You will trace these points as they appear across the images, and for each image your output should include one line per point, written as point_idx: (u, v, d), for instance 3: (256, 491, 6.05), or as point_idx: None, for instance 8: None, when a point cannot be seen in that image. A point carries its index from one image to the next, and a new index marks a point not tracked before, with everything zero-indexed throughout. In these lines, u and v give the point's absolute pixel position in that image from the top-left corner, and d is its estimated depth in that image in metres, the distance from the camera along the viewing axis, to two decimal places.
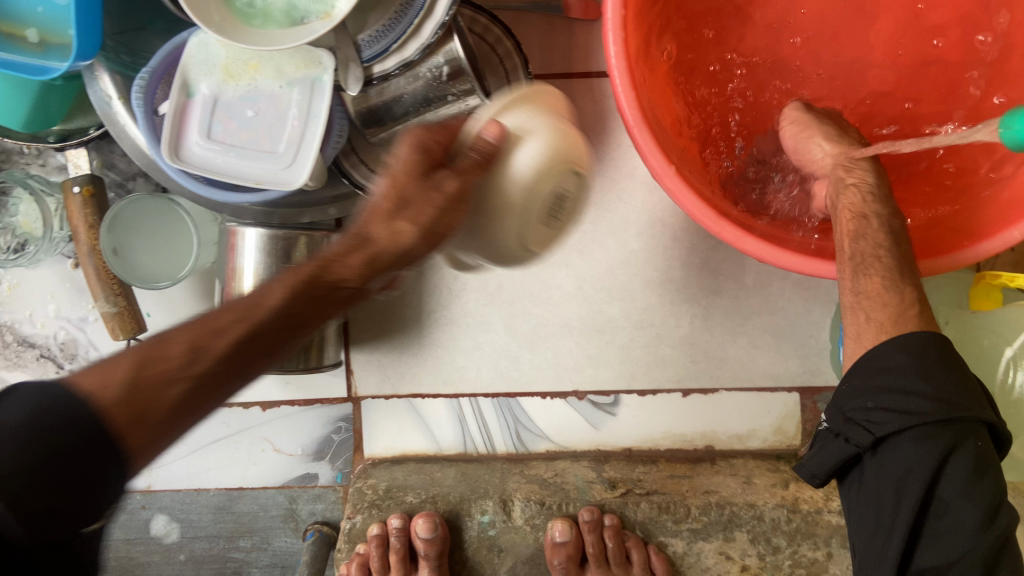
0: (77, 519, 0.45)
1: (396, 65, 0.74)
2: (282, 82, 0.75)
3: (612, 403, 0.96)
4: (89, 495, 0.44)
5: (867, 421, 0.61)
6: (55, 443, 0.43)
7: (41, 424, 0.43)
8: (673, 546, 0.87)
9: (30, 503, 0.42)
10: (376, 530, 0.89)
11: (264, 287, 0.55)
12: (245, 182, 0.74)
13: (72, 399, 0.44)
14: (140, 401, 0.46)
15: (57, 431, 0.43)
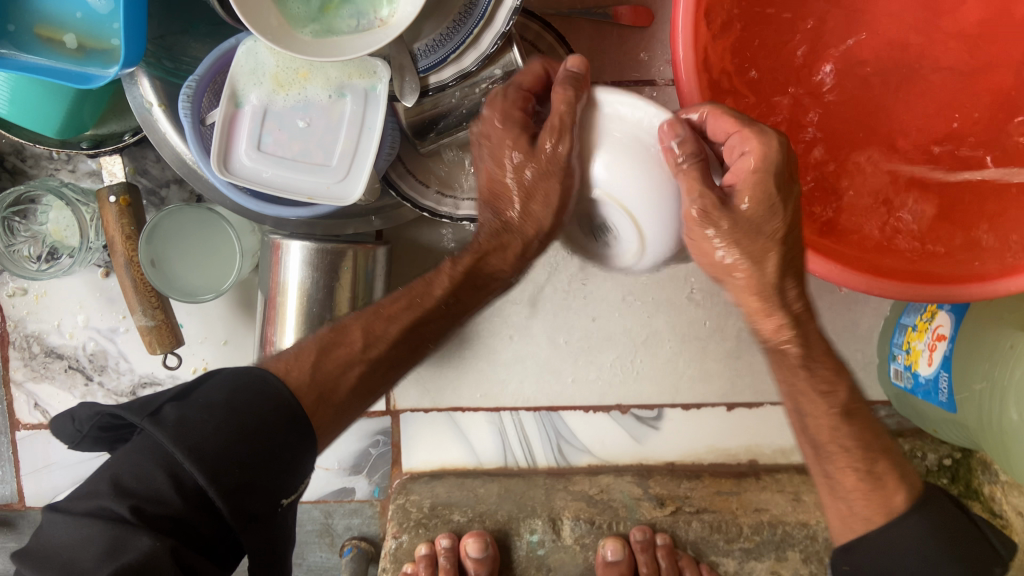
0: (265, 490, 0.57)
1: (453, 75, 0.72)
2: (334, 92, 0.72)
3: (655, 416, 0.94)
4: (275, 462, 0.58)
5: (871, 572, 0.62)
6: (252, 418, 0.57)
7: (237, 404, 0.58)
8: (724, 565, 0.87)
9: (224, 473, 0.55)
10: (424, 550, 0.87)
11: (430, 277, 0.72)
12: (297, 197, 0.72)
13: (270, 383, 0.60)
14: (325, 381, 0.64)
15: (250, 408, 0.58)
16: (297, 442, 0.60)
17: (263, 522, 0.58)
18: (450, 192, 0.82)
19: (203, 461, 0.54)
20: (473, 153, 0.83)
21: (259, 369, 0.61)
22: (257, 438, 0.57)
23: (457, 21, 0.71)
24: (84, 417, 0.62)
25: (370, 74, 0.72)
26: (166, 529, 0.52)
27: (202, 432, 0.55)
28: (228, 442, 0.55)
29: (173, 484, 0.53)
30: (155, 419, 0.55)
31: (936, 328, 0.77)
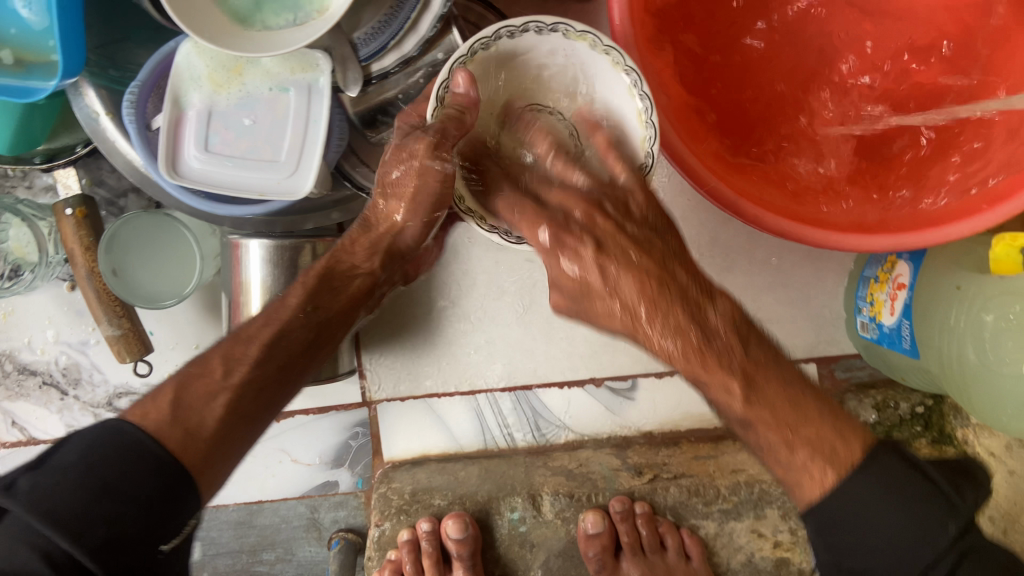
0: (138, 542, 0.56)
1: (395, 62, 0.73)
2: (274, 85, 0.72)
3: (630, 387, 0.95)
4: (155, 514, 0.57)
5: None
6: (120, 472, 0.56)
7: (92, 459, 0.56)
8: (704, 528, 0.87)
9: (93, 535, 0.54)
10: (406, 536, 0.89)
11: (285, 294, 0.70)
12: (249, 195, 0.72)
13: (145, 440, 0.58)
14: (186, 422, 0.60)
15: (107, 462, 0.56)
16: (171, 489, 0.58)
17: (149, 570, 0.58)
18: None
19: (64, 530, 0.53)
20: None
21: (116, 419, 0.59)
22: (119, 494, 0.55)
23: (394, 8, 0.71)
24: None
25: (311, 66, 0.72)
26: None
27: (57, 497, 0.53)
28: (87, 505, 0.54)
29: (40, 558, 0.53)
30: (7, 491, 0.53)
31: (897, 278, 0.78)
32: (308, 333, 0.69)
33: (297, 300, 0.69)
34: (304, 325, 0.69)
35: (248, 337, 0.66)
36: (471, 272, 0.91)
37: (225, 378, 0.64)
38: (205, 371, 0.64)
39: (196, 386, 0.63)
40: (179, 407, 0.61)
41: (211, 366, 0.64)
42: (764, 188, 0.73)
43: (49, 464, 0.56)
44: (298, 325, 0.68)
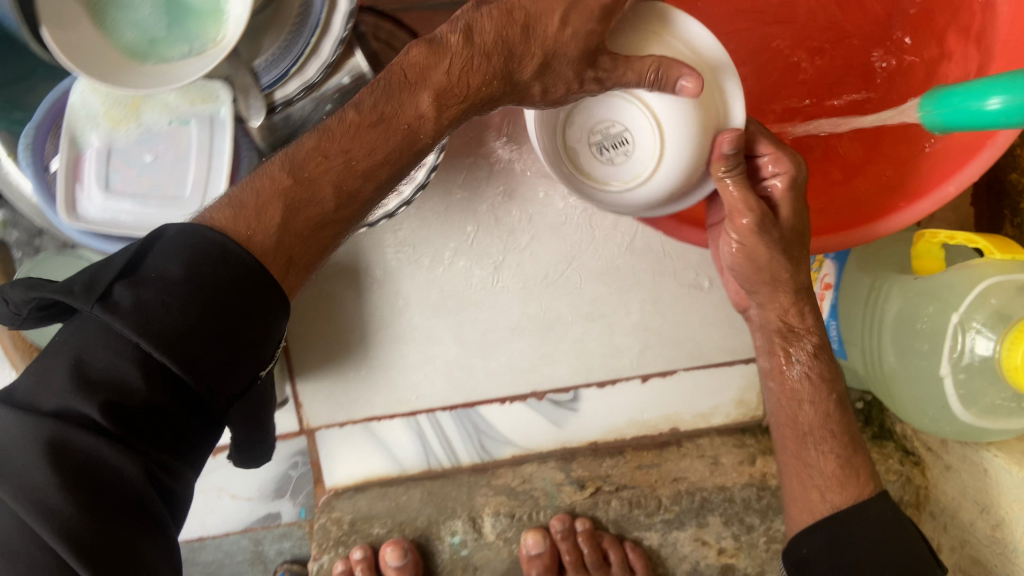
0: (234, 371, 0.47)
1: (298, 88, 0.70)
2: (174, 118, 0.70)
3: (572, 399, 0.94)
4: (224, 336, 0.46)
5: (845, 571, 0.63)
6: (211, 294, 0.46)
7: (201, 276, 0.46)
8: (647, 539, 0.87)
9: (151, 385, 0.44)
10: (341, 567, 0.88)
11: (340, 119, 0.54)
12: (154, 234, 0.70)
13: (227, 241, 0.47)
14: (262, 224, 0.50)
15: (215, 280, 0.46)
16: (259, 307, 0.48)
17: (195, 436, 0.47)
18: None
19: (173, 348, 0.43)
20: None
21: (209, 229, 0.48)
22: (227, 321, 0.46)
23: (292, 34, 0.70)
24: (18, 300, 0.48)
25: (211, 96, 0.70)
26: (69, 530, 0.40)
27: (166, 313, 0.44)
28: (197, 327, 0.44)
29: (135, 366, 0.43)
30: (106, 304, 0.44)
31: (823, 278, 0.75)
32: (392, 146, 0.54)
33: (360, 121, 0.53)
34: (398, 126, 0.54)
35: (319, 165, 0.52)
36: (403, 293, 0.88)
37: (304, 174, 0.52)
38: (298, 192, 0.52)
39: (278, 215, 0.51)
40: (263, 209, 0.50)
41: (281, 181, 0.52)
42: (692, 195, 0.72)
43: (175, 243, 0.46)
44: (392, 127, 0.53)
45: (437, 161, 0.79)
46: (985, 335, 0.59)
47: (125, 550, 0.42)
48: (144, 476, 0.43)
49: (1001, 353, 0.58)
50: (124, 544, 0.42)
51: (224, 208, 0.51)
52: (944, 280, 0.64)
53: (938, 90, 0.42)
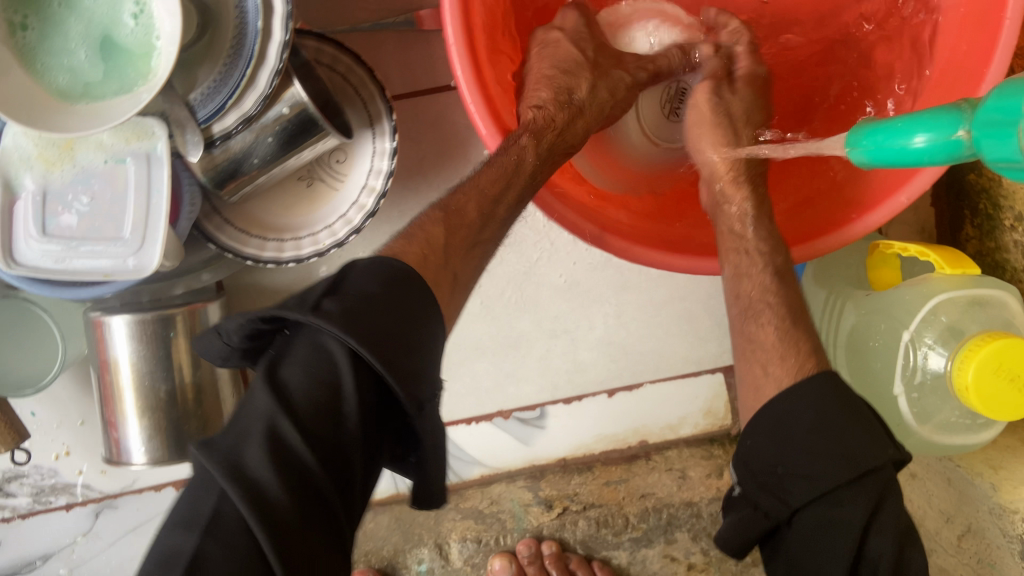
0: (412, 379, 0.50)
1: (237, 121, 0.69)
2: (110, 157, 0.69)
3: (539, 417, 0.92)
4: (414, 352, 0.50)
5: (787, 488, 0.56)
6: (375, 326, 0.49)
7: (381, 293, 0.51)
8: (616, 556, 0.97)
9: (364, 391, 0.49)
10: None
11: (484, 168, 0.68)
12: (93, 277, 0.69)
13: (414, 276, 0.54)
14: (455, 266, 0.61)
15: (385, 300, 0.51)
16: (424, 323, 0.53)
17: (369, 456, 0.51)
18: (272, 234, 0.79)
19: (381, 354, 0.48)
20: (294, 189, 0.80)
21: (399, 261, 0.55)
22: (397, 338, 0.49)
23: (226, 66, 0.68)
24: (231, 327, 0.51)
25: (147, 134, 0.69)
26: (269, 523, 0.43)
27: (370, 319, 0.49)
28: (379, 335, 0.48)
29: (327, 379, 0.48)
30: (316, 313, 0.48)
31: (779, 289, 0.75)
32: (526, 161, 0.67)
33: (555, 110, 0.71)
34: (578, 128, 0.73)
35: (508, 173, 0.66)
36: None
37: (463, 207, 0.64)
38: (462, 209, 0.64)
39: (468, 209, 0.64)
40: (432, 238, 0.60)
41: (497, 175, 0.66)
42: (631, 217, 0.73)
43: (364, 273, 0.53)
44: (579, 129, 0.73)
45: (383, 190, 0.78)
46: (937, 351, 0.59)
47: (303, 552, 0.44)
48: (328, 481, 0.47)
49: (950, 370, 0.58)
50: (310, 546, 0.45)
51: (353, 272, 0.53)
52: (896, 296, 0.64)
53: (868, 125, 0.42)
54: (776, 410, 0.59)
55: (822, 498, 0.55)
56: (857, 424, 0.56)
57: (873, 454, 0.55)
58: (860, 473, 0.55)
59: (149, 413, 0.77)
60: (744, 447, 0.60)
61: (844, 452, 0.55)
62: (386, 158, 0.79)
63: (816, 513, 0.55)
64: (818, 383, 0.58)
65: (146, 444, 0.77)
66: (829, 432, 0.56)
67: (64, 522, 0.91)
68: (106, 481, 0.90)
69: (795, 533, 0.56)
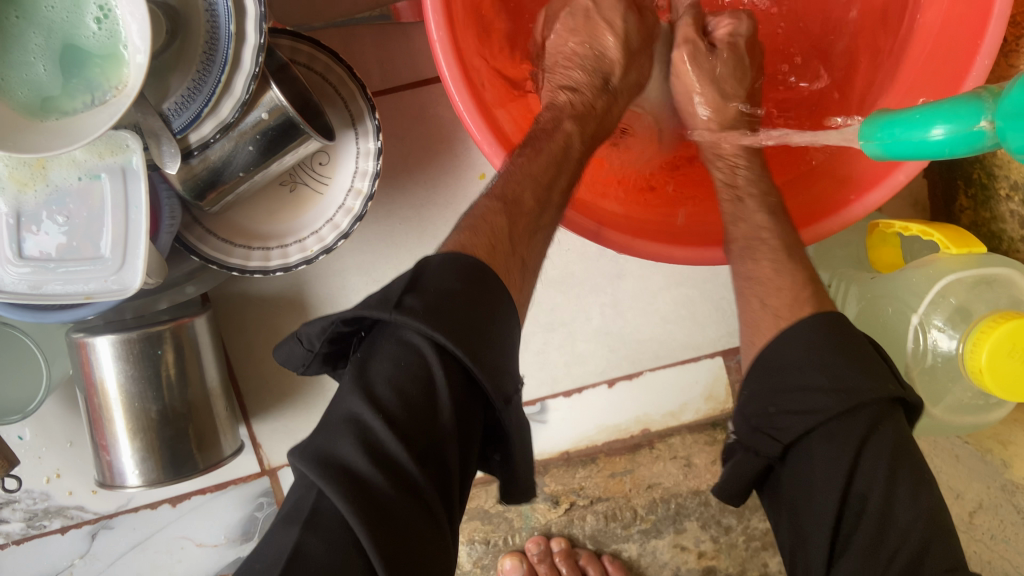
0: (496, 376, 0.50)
1: (215, 129, 0.67)
2: (84, 174, 0.67)
3: (540, 411, 0.91)
4: (494, 346, 0.50)
5: (777, 428, 0.57)
6: (459, 318, 0.49)
7: (466, 286, 0.51)
8: (625, 550, 0.95)
9: (453, 385, 0.49)
10: None
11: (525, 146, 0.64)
12: (74, 299, 0.67)
13: (487, 268, 0.53)
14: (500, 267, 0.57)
15: (474, 294, 0.50)
16: (505, 318, 0.52)
17: (466, 449, 0.51)
18: (257, 243, 0.77)
19: (465, 345, 0.48)
20: (278, 195, 0.78)
21: (471, 250, 0.54)
22: (479, 336, 0.49)
23: (199, 73, 0.65)
24: (313, 333, 0.53)
25: (121, 147, 0.66)
26: (374, 520, 0.45)
27: (455, 315, 0.49)
28: (465, 331, 0.49)
29: (416, 378, 0.48)
30: (403, 311, 0.48)
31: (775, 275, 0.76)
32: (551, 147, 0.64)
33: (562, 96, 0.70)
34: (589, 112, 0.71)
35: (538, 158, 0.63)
36: None
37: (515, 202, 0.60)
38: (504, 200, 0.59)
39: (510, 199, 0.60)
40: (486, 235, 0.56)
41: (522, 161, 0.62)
42: (622, 206, 0.72)
43: (443, 264, 0.52)
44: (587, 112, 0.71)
45: (371, 192, 0.76)
46: (947, 335, 0.59)
47: (408, 546, 0.46)
48: (427, 478, 0.48)
49: (962, 353, 0.57)
50: (415, 539, 0.46)
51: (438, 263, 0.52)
52: (902, 280, 0.63)
53: (880, 113, 0.41)
54: (769, 353, 0.60)
55: (813, 432, 0.55)
56: (842, 360, 0.56)
57: (867, 387, 0.54)
58: (852, 404, 0.54)
59: (140, 435, 0.75)
60: (743, 398, 0.61)
61: (828, 390, 0.55)
62: (371, 159, 0.76)
63: (805, 449, 0.56)
64: (810, 319, 0.58)
65: (140, 465, 0.75)
66: (818, 367, 0.56)
67: (59, 546, 0.89)
68: (100, 502, 0.88)
69: (789, 467, 0.57)
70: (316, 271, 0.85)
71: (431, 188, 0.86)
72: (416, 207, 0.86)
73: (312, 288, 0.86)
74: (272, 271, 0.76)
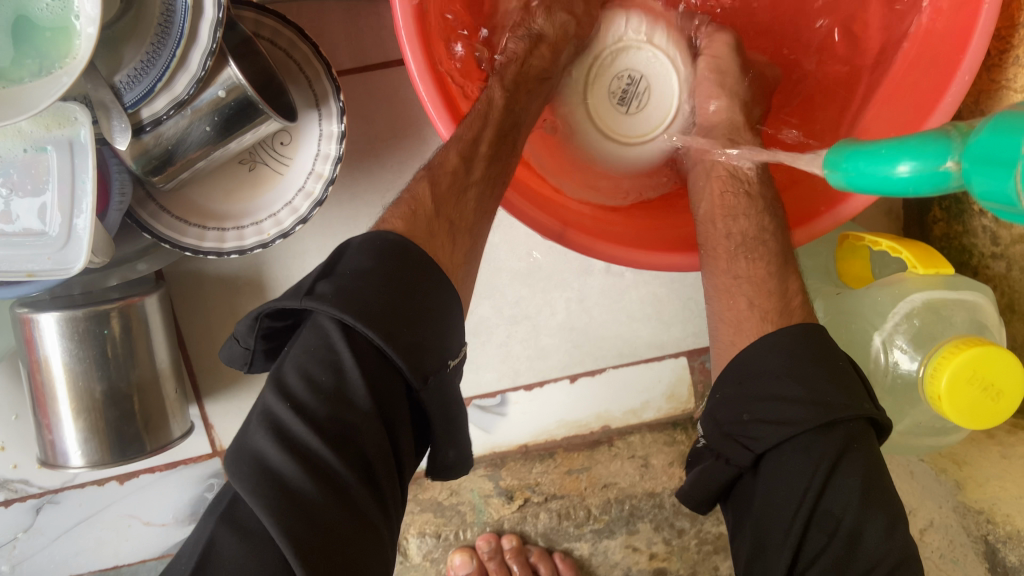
0: (415, 351, 0.49)
1: (168, 105, 0.64)
2: (30, 145, 0.64)
3: (499, 403, 0.90)
4: (416, 323, 0.50)
5: (749, 436, 0.56)
6: (373, 298, 0.49)
7: (383, 266, 0.51)
8: (578, 548, 0.95)
9: (367, 367, 0.48)
10: None
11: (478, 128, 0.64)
12: (15, 276, 0.64)
13: (409, 244, 0.53)
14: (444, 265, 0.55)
15: (394, 275, 0.51)
16: (428, 295, 0.52)
17: (392, 436, 0.50)
18: (212, 222, 0.74)
19: (376, 325, 0.48)
20: (236, 173, 0.75)
21: (396, 234, 0.54)
22: (394, 312, 0.49)
23: (154, 48, 0.62)
24: (244, 331, 0.53)
25: (69, 120, 0.63)
26: (290, 516, 0.44)
27: (365, 293, 0.49)
28: (381, 305, 0.49)
29: (327, 364, 0.48)
30: (313, 297, 0.49)
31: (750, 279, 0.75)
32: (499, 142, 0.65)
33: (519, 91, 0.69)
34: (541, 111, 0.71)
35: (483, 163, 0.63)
36: None
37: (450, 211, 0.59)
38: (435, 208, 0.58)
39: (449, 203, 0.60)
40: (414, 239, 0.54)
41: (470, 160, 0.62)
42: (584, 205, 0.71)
43: (363, 247, 0.52)
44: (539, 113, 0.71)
45: (331, 176, 0.74)
46: (908, 356, 0.58)
47: (331, 540, 0.44)
48: (348, 468, 0.46)
49: (922, 377, 0.56)
50: (336, 532, 0.45)
51: (369, 243, 0.53)
52: (867, 297, 0.62)
53: (848, 141, 0.40)
54: (749, 357, 0.59)
55: (783, 445, 0.55)
56: (826, 368, 0.55)
57: (843, 402, 0.54)
58: (831, 418, 0.54)
59: (83, 414, 0.72)
60: (716, 402, 0.61)
61: (806, 401, 0.54)
62: (333, 141, 0.74)
63: (776, 459, 0.55)
64: (793, 330, 0.58)
65: (83, 445, 0.73)
66: (798, 380, 0.55)
67: (2, 519, 0.87)
68: (45, 476, 0.86)
69: (759, 478, 0.56)
70: (276, 251, 0.83)
71: (398, 171, 0.83)
72: (383, 189, 0.83)
73: (271, 269, 0.84)
74: (227, 254, 0.73)
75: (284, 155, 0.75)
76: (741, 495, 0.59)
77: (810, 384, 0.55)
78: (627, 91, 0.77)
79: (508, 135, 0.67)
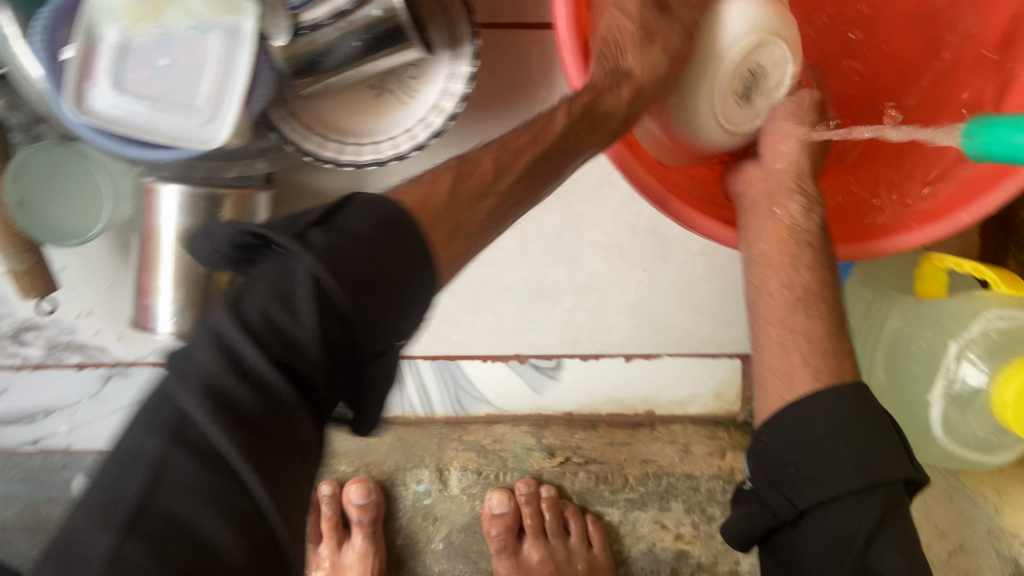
0: (367, 325, 0.48)
1: (327, 14, 0.69)
2: (195, 24, 0.69)
3: (554, 367, 0.94)
4: (387, 293, 0.49)
5: (795, 488, 0.60)
6: (357, 260, 0.48)
7: (385, 231, 0.50)
8: (609, 513, 1.00)
9: (326, 323, 0.46)
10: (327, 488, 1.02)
11: (548, 115, 0.64)
12: (159, 140, 0.69)
13: (411, 216, 0.52)
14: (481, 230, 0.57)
15: (391, 243, 0.50)
16: (410, 266, 0.50)
17: (316, 402, 0.48)
18: (335, 135, 0.80)
19: (346, 285, 0.47)
20: (365, 95, 0.81)
21: (397, 203, 0.53)
22: (349, 278, 0.47)
23: None
24: (221, 233, 0.53)
25: (234, 8, 0.69)
26: (224, 446, 0.43)
27: (350, 254, 0.48)
28: (362, 267, 0.48)
29: (269, 312, 0.46)
30: (302, 240, 0.48)
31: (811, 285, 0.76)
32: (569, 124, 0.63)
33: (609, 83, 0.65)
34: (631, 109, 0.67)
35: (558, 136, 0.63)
36: None
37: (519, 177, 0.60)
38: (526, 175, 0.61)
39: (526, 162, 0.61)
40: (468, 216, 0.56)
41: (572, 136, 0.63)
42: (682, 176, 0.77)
43: (370, 208, 0.51)
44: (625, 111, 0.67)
45: (454, 112, 0.77)
46: (978, 368, 0.65)
47: (212, 500, 0.42)
48: (276, 426, 0.45)
49: (991, 387, 0.63)
50: (219, 489, 0.42)
51: (369, 207, 0.51)
52: (945, 307, 0.68)
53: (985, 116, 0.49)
54: (800, 406, 0.61)
55: (827, 504, 0.58)
56: (874, 431, 0.59)
57: (889, 468, 0.58)
58: (874, 484, 0.57)
59: (184, 285, 0.77)
60: (759, 448, 0.64)
61: (855, 461, 0.58)
62: (461, 81, 0.78)
63: (818, 517, 0.58)
64: (846, 388, 0.60)
65: (176, 314, 0.78)
66: (848, 442, 0.58)
67: (71, 381, 0.93)
68: (122, 349, 0.91)
69: (800, 533, 0.59)
70: (378, 179, 0.88)
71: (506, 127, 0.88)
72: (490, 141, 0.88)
73: None
74: (344, 165, 0.78)
75: (411, 87, 0.80)
76: (777, 548, 0.61)
77: (858, 446, 0.58)
78: (748, 83, 0.68)
79: (590, 121, 0.64)
